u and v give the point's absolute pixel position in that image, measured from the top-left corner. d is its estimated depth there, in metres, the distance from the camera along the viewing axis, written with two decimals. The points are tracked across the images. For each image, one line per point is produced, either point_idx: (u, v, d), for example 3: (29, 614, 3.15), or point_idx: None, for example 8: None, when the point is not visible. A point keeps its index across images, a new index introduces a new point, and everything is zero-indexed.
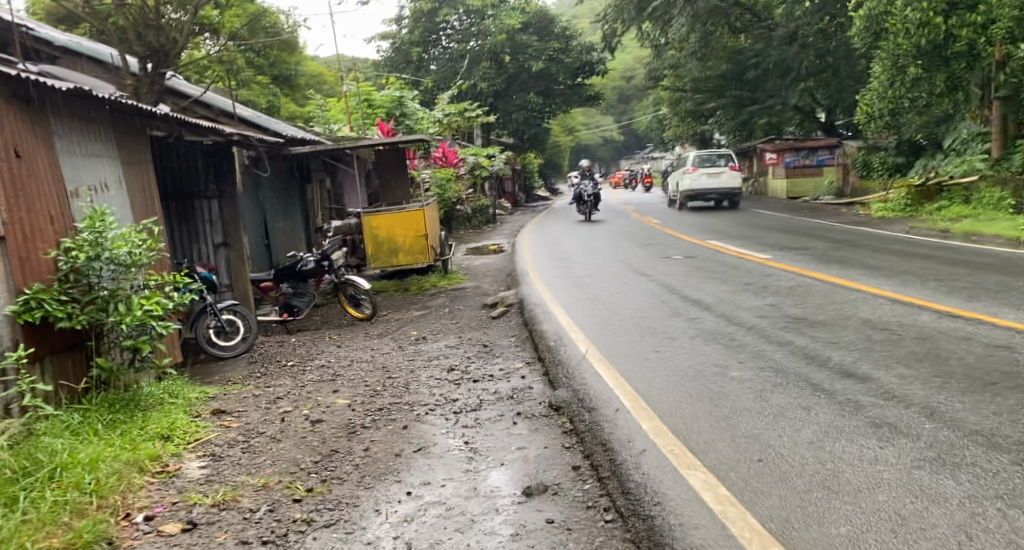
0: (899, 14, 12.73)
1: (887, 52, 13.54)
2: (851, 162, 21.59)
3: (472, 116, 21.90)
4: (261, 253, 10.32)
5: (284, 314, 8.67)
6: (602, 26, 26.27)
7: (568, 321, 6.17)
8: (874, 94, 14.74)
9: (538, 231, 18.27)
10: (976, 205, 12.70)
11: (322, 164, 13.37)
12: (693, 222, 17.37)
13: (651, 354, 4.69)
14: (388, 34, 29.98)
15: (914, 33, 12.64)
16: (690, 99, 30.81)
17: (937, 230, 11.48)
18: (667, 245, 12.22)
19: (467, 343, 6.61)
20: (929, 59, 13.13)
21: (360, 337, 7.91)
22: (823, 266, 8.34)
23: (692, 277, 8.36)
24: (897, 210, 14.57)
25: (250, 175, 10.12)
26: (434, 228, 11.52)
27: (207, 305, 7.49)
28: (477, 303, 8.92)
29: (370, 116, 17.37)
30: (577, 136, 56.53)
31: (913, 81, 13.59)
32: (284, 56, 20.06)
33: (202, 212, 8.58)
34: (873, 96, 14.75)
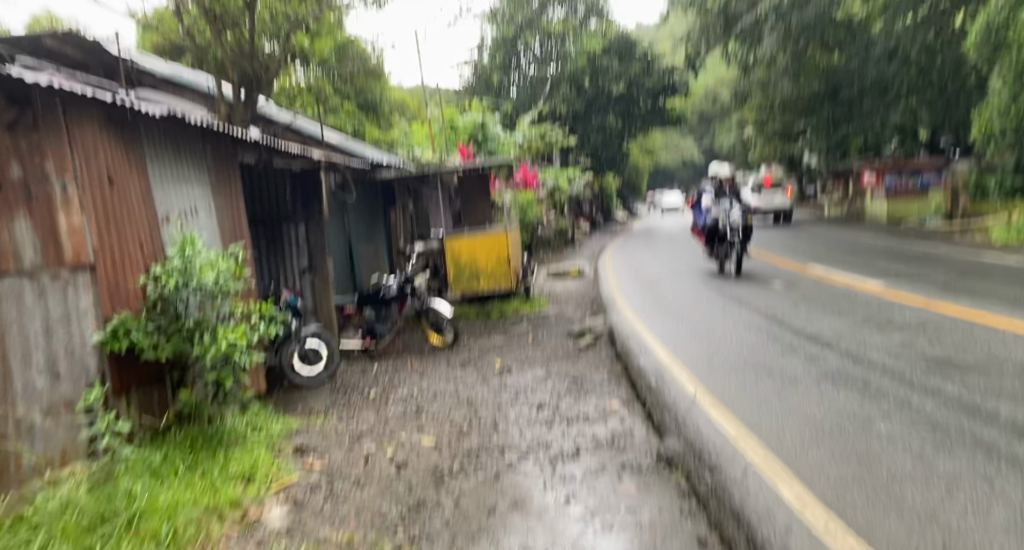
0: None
1: (1009, 66, 12.89)
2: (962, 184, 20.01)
3: (552, 138, 21.67)
4: (346, 276, 10.26)
5: (365, 340, 8.50)
6: (686, 47, 25.66)
7: (668, 355, 5.67)
8: (995, 111, 13.56)
9: (621, 255, 17.74)
10: None
11: (405, 188, 13.33)
12: (787, 246, 16.40)
13: (773, 403, 4.14)
14: (470, 60, 30.26)
15: None
16: (780, 118, 29.69)
17: None
18: (764, 272, 11.48)
19: (555, 377, 6.20)
20: None
21: (442, 366, 7.62)
22: (951, 298, 7.51)
23: (798, 309, 7.67)
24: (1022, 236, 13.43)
25: (337, 199, 10.10)
26: (516, 252, 11.26)
27: (291, 333, 7.35)
28: (563, 332, 8.51)
29: (452, 140, 17.33)
30: (657, 157, 55.64)
31: None
32: (369, 83, 20.43)
33: (289, 236, 8.56)
34: (993, 113, 13.58)
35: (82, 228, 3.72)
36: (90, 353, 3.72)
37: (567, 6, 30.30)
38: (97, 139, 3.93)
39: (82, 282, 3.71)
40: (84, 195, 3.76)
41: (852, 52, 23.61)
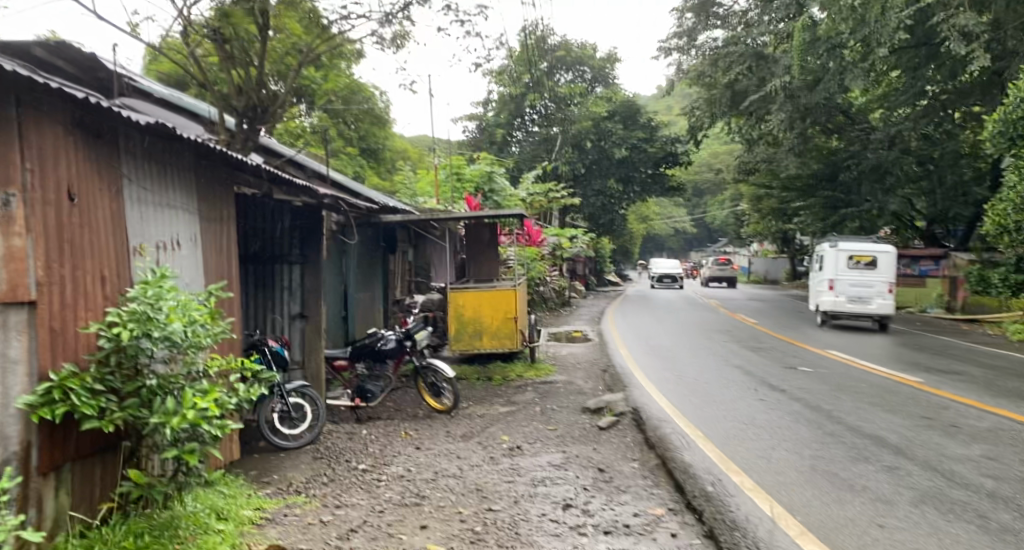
0: None
1: None
2: (967, 275, 20.76)
3: (555, 196, 21.22)
4: (339, 325, 9.36)
5: (355, 400, 7.57)
6: (691, 119, 25.74)
7: (718, 454, 4.84)
8: (1010, 205, 14.76)
9: (622, 321, 17.05)
10: None
11: (406, 235, 12.55)
12: (796, 326, 15.89)
13: (883, 543, 3.37)
14: (474, 115, 30.09)
15: None
16: (777, 196, 29.89)
17: None
18: (784, 354, 10.81)
19: (577, 464, 5.31)
20: None
21: (441, 438, 6.68)
22: (1009, 406, 6.92)
23: (841, 401, 6.92)
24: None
25: (336, 240, 9.34)
26: (524, 311, 10.41)
27: (276, 385, 6.54)
28: (576, 405, 7.66)
29: (457, 189, 16.76)
30: (650, 226, 55.77)
31: None
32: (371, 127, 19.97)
33: (281, 278, 7.51)
34: (1008, 207, 14.79)
35: (24, 252, 3.03)
36: (12, 416, 2.96)
37: (575, 70, 30.49)
38: (57, 145, 3.26)
39: (14, 323, 3.01)
40: (30, 212, 3.07)
41: (853, 138, 23.93)
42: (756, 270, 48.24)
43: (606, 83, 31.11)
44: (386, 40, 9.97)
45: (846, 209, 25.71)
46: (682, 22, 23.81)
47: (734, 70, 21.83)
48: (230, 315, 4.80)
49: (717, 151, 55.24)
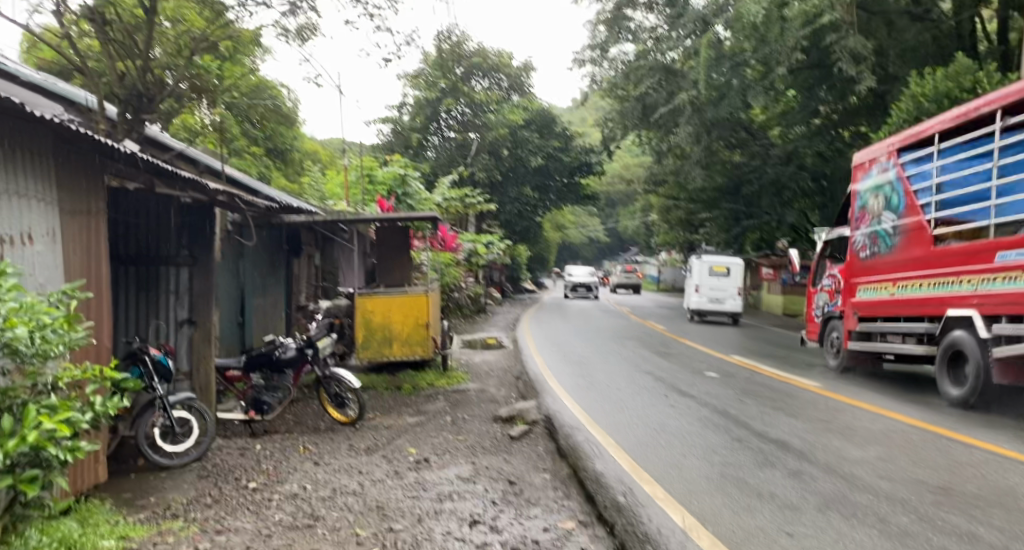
0: None
1: None
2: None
3: (471, 202, 21.02)
4: (234, 332, 8.78)
5: (250, 413, 7.13)
6: (604, 129, 26.18)
7: (628, 462, 4.74)
8: None
9: (537, 327, 17.00)
10: None
11: (314, 237, 11.99)
12: (704, 333, 16.31)
13: None
14: (389, 119, 29.57)
15: None
16: (685, 207, 30.86)
17: None
18: (693, 360, 10.98)
19: (486, 477, 5.07)
20: None
21: (343, 451, 6.29)
22: (903, 408, 7.20)
23: (747, 405, 7.00)
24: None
25: (233, 241, 8.77)
26: (436, 317, 10.09)
27: (158, 398, 6.08)
28: (488, 413, 7.43)
29: (369, 192, 16.25)
30: (566, 234, 56.57)
31: None
32: (279, 128, 19.19)
33: (164, 282, 6.90)
34: None
35: None
36: None
37: (490, 77, 30.53)
38: None
39: None
40: None
41: (755, 153, 25.05)
42: (665, 279, 49.71)
43: (522, 92, 31.27)
44: (291, 33, 9.49)
45: (749, 221, 26.81)
46: (595, 35, 24.22)
47: (644, 84, 22.35)
48: (92, 320, 4.35)
49: (629, 163, 56.58)
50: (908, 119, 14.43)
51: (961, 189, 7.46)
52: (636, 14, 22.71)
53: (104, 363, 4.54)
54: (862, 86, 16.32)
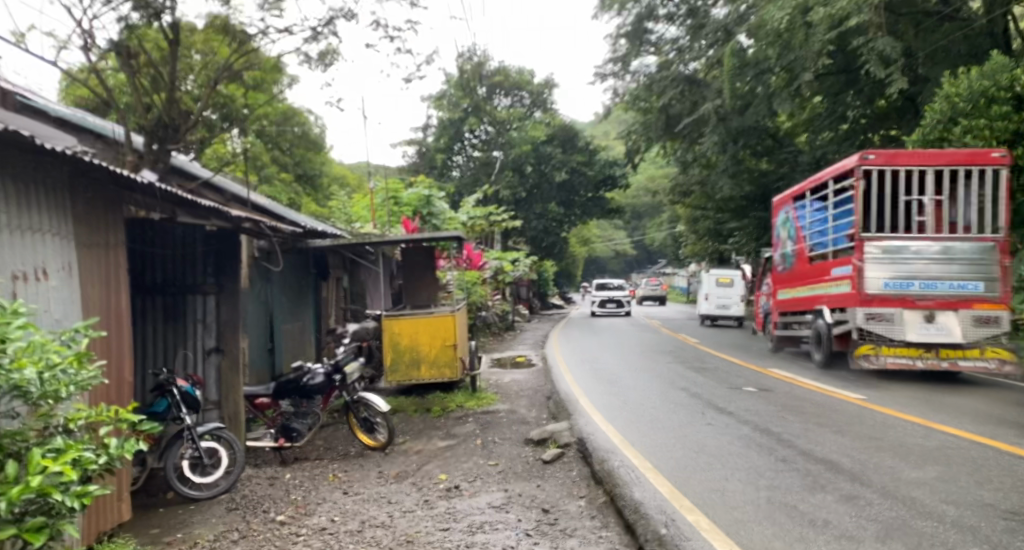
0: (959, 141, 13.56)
1: None
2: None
3: (496, 219, 20.92)
4: (264, 358, 8.71)
5: (280, 440, 7.03)
6: (628, 142, 25.99)
7: (668, 488, 4.52)
8: None
9: (567, 344, 16.76)
10: None
11: (340, 260, 11.95)
12: (738, 346, 15.93)
13: None
14: (413, 139, 29.75)
15: None
16: (713, 217, 30.46)
17: None
18: (729, 374, 10.67)
19: (519, 505, 4.87)
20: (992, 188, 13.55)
21: (372, 480, 6.13)
22: (955, 422, 6.85)
23: (788, 423, 6.70)
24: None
25: (260, 268, 8.71)
26: (465, 337, 9.92)
27: (186, 429, 6.00)
28: (519, 436, 7.23)
29: (395, 213, 16.22)
30: (592, 248, 56.34)
31: None
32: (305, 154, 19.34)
33: (193, 311, 6.85)
34: None
35: None
36: None
37: (512, 95, 30.59)
38: None
39: None
40: None
41: (783, 159, 24.66)
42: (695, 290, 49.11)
43: (545, 108, 31.25)
44: (313, 58, 9.50)
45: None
46: (616, 48, 24.09)
47: (668, 94, 22.12)
48: (106, 358, 4.26)
49: (655, 175, 56.12)
50: (943, 119, 14.01)
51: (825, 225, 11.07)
52: (657, 26, 22.56)
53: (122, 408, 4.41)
54: (893, 88, 15.91)
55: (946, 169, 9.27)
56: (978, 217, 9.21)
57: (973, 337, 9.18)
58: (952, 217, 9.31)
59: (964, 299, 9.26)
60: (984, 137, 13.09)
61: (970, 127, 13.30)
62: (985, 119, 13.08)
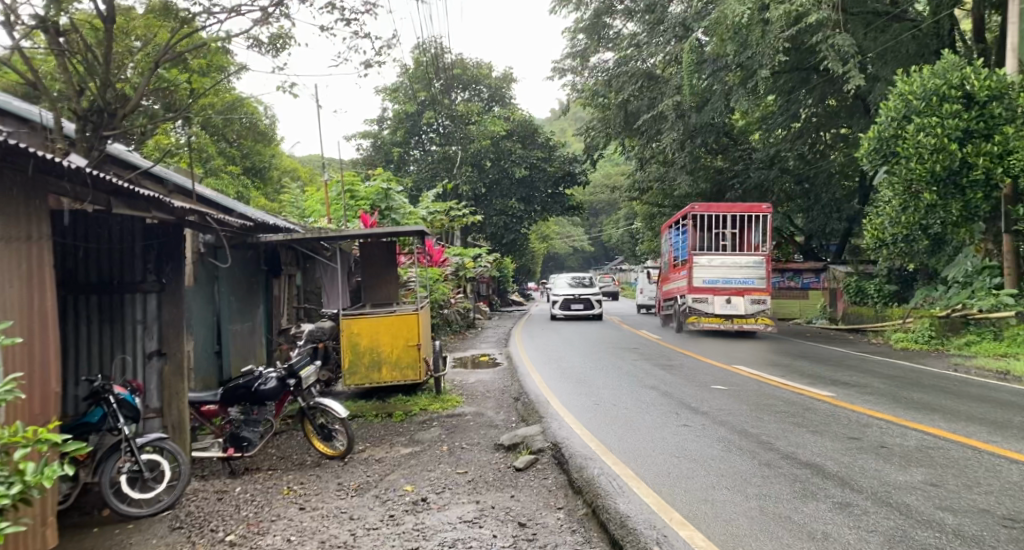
0: (910, 140, 13.65)
1: (895, 176, 14.27)
2: (846, 286, 21.62)
3: (455, 215, 20.54)
4: (210, 361, 8.21)
5: (229, 450, 6.56)
6: (586, 138, 25.86)
7: (654, 499, 4.27)
8: (886, 220, 15.36)
9: (529, 342, 16.48)
10: (1009, 344, 12.60)
11: (294, 256, 11.40)
12: (700, 341, 15.86)
13: None
14: (369, 133, 29.11)
15: (928, 157, 13.48)
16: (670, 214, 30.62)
17: (995, 376, 10.46)
18: (696, 372, 10.53)
19: (494, 518, 4.54)
20: (943, 186, 13.70)
21: (331, 492, 5.74)
22: (928, 419, 6.80)
23: (765, 423, 6.51)
24: (921, 342, 14.57)
25: (207, 265, 8.20)
26: (427, 337, 9.54)
27: (125, 440, 5.59)
28: (487, 440, 6.91)
29: (352, 207, 15.68)
30: (550, 245, 56.39)
31: (928, 207, 14.09)
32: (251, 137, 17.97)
33: (131, 310, 6.34)
34: (885, 222, 15.38)
35: None
36: None
37: (470, 89, 30.20)
38: None
39: None
40: None
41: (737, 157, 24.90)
42: None
43: (503, 103, 30.96)
44: (263, 43, 9.00)
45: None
46: (575, 43, 23.87)
47: (627, 91, 22.07)
48: (18, 371, 3.82)
49: (613, 173, 56.32)
50: (897, 118, 13.99)
51: (682, 243, 17.35)
52: (615, 21, 22.47)
53: (40, 427, 4.00)
54: (850, 83, 15.87)
55: (739, 214, 15.75)
56: (763, 238, 15.74)
57: (751, 311, 15.61)
58: (750, 240, 15.86)
59: (747, 289, 15.68)
60: (936, 134, 13.23)
61: (923, 125, 13.43)
62: (937, 117, 13.24)
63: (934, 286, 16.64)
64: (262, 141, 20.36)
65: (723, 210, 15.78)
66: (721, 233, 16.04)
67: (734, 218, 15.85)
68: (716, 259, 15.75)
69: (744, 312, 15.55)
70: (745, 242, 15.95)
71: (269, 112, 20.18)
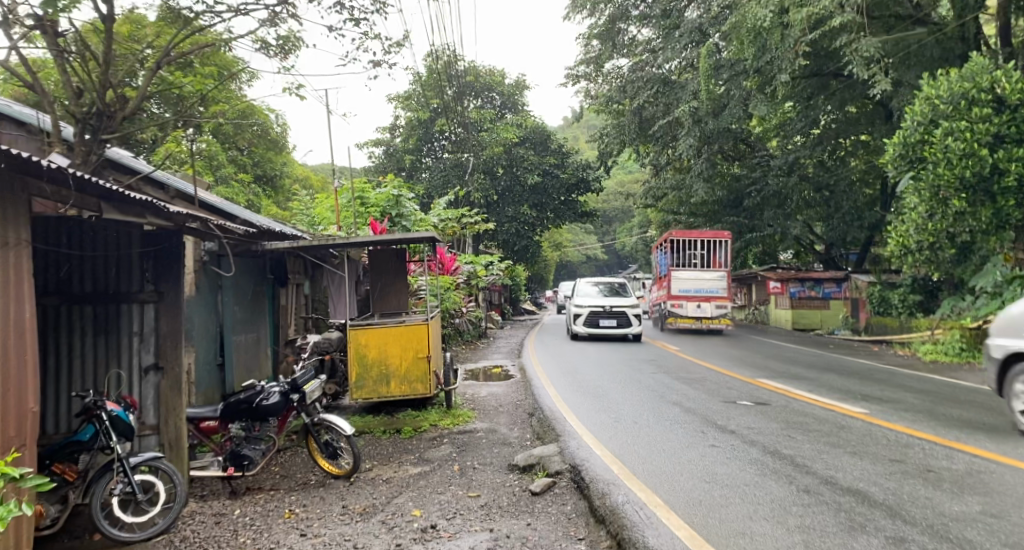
0: (937, 144, 13.26)
1: (922, 184, 13.85)
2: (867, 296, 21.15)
3: (468, 222, 20.24)
4: (212, 374, 7.89)
5: (228, 469, 6.27)
6: (599, 145, 25.53)
7: (686, 532, 3.89)
8: (911, 226, 14.95)
9: (543, 352, 16.10)
10: None
11: (302, 265, 11.12)
12: (718, 353, 15.41)
13: None
14: (381, 141, 28.94)
15: (956, 163, 13.06)
16: (684, 222, 30.19)
17: None
18: (717, 385, 10.11)
19: (510, 549, 4.17)
20: (973, 193, 13.28)
21: (335, 516, 5.40)
22: (973, 439, 6.35)
23: (797, 443, 6.10)
24: (951, 353, 14.08)
25: (211, 273, 7.89)
26: (437, 348, 9.18)
27: (118, 459, 5.28)
28: (501, 459, 6.54)
29: (363, 214, 15.39)
30: (563, 254, 56.01)
31: (956, 214, 13.65)
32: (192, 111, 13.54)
33: (126, 321, 6.03)
34: (910, 228, 14.95)
35: None
36: None
37: (483, 97, 29.98)
38: None
39: None
40: None
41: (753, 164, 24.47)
42: None
43: (516, 110, 30.74)
44: (271, 45, 8.73)
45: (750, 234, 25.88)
46: (589, 49, 23.55)
47: (642, 97, 21.72)
48: None
49: (627, 182, 55.87)
50: (923, 121, 13.62)
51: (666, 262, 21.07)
52: (630, 27, 22.16)
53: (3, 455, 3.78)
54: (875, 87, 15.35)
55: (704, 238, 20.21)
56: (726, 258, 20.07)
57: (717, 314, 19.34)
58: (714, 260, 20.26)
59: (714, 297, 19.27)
60: (964, 139, 12.80)
61: (950, 130, 13.01)
62: (965, 121, 12.80)
63: (960, 297, 16.16)
64: (274, 148, 20.16)
65: (693, 237, 20.25)
66: (693, 254, 20.25)
67: (702, 242, 20.27)
68: (689, 272, 19.47)
69: (711, 315, 19.23)
70: (709, 261, 20.09)
71: (281, 119, 20.00)
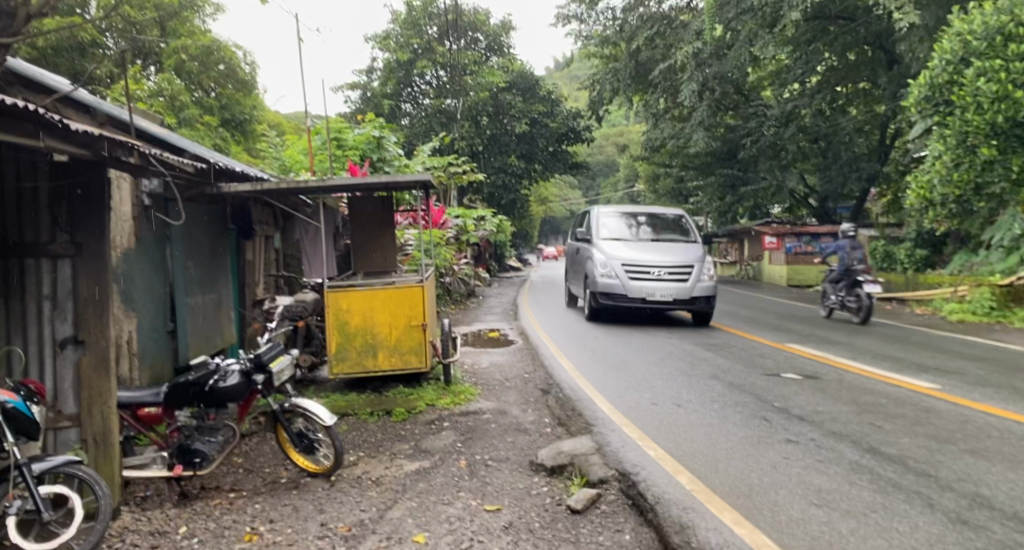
0: (969, 85, 11.54)
1: (949, 131, 12.17)
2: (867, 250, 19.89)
3: (455, 170, 18.70)
4: (161, 342, 6.49)
5: (175, 468, 4.90)
6: (589, 92, 23.84)
7: None
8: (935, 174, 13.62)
9: (540, 312, 14.86)
10: None
11: (273, 214, 9.66)
12: (726, 314, 14.23)
13: None
14: (359, 85, 27.06)
15: (986, 107, 11.43)
16: (677, 174, 28.77)
17: None
18: (748, 354, 8.88)
19: None
20: (1004, 138, 11.67)
21: (311, 540, 4.10)
22: None
23: (894, 437, 4.86)
24: (979, 313, 12.58)
25: (154, 224, 6.42)
26: (434, 314, 7.82)
27: (15, 464, 3.94)
28: (519, 453, 5.26)
29: (339, 158, 13.78)
30: (548, 208, 54.56)
31: (983, 164, 12.04)
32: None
33: (29, 281, 4.59)
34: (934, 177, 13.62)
35: None
36: None
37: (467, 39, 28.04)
38: None
39: None
40: None
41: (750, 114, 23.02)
42: None
43: (501, 54, 28.82)
44: None
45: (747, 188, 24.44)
46: None
47: (639, 38, 20.01)
48: None
49: (614, 136, 54.02)
50: (952, 60, 11.89)
51: None
52: None
53: None
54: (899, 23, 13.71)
55: None
56: None
57: None
58: None
59: None
60: (998, 80, 11.16)
61: (982, 70, 11.37)
62: (999, 60, 11.18)
63: (978, 252, 15.05)
64: (241, 89, 18.23)
65: None
66: None
67: None
68: None
69: None
70: None
71: (247, 56, 18.16)
